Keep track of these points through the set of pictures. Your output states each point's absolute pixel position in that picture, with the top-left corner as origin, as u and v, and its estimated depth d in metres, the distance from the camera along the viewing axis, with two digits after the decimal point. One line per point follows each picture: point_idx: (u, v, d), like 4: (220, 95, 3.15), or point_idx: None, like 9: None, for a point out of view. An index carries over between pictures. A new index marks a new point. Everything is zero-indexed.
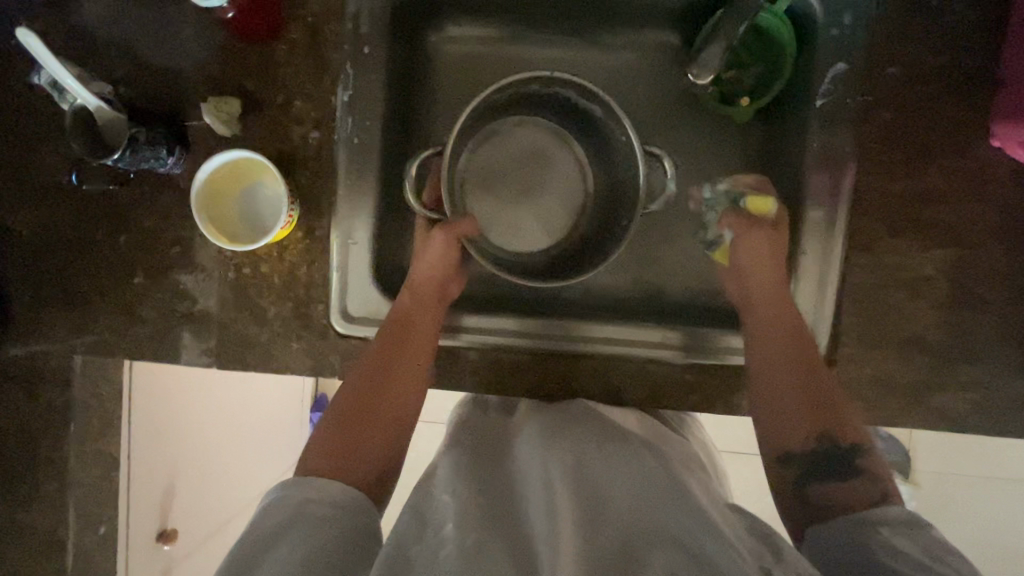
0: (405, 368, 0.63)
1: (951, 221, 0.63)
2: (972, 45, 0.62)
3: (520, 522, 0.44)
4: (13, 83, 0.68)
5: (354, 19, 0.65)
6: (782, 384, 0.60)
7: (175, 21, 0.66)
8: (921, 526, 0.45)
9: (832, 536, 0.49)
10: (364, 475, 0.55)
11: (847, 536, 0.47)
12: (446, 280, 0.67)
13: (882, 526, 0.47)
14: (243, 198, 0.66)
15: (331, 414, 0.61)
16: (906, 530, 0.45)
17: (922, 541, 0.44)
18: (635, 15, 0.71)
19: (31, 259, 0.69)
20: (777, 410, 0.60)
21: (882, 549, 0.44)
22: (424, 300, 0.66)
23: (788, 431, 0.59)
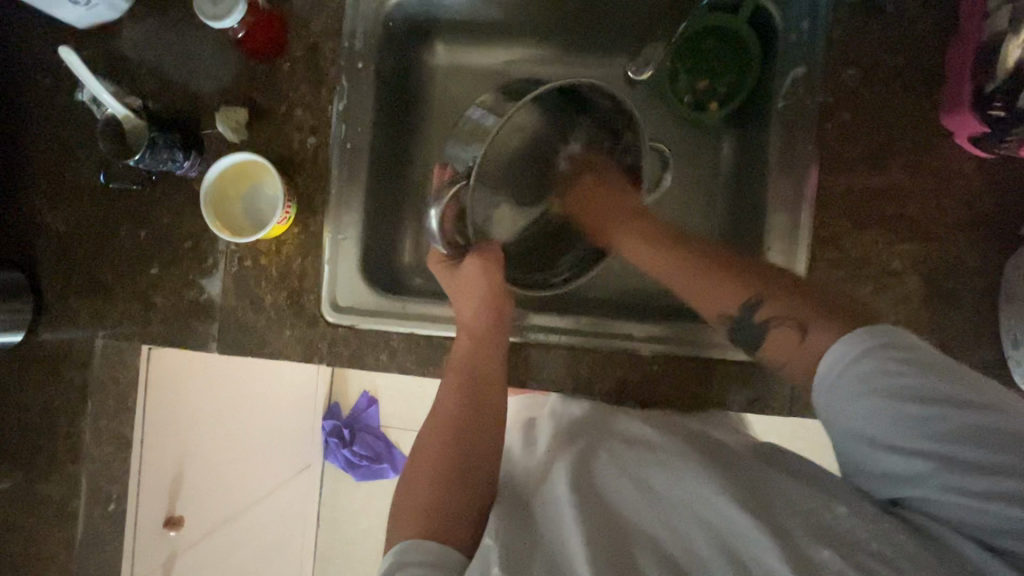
0: (484, 398, 0.63)
1: (917, 215, 0.64)
2: (928, 47, 0.64)
3: (549, 524, 0.50)
4: (59, 98, 0.78)
5: (350, 38, 0.72)
6: (687, 277, 0.63)
7: (197, 44, 0.75)
8: (902, 362, 0.45)
9: (848, 383, 0.47)
10: (461, 523, 0.53)
11: (863, 382, 0.46)
12: (498, 300, 0.68)
13: (866, 381, 0.46)
14: (247, 197, 0.74)
15: (417, 472, 0.59)
16: (888, 380, 0.45)
17: (915, 388, 0.44)
18: (603, 35, 0.77)
19: (64, 250, 0.78)
20: (703, 288, 0.62)
21: (886, 418, 0.45)
22: (482, 337, 0.67)
23: (717, 299, 0.61)
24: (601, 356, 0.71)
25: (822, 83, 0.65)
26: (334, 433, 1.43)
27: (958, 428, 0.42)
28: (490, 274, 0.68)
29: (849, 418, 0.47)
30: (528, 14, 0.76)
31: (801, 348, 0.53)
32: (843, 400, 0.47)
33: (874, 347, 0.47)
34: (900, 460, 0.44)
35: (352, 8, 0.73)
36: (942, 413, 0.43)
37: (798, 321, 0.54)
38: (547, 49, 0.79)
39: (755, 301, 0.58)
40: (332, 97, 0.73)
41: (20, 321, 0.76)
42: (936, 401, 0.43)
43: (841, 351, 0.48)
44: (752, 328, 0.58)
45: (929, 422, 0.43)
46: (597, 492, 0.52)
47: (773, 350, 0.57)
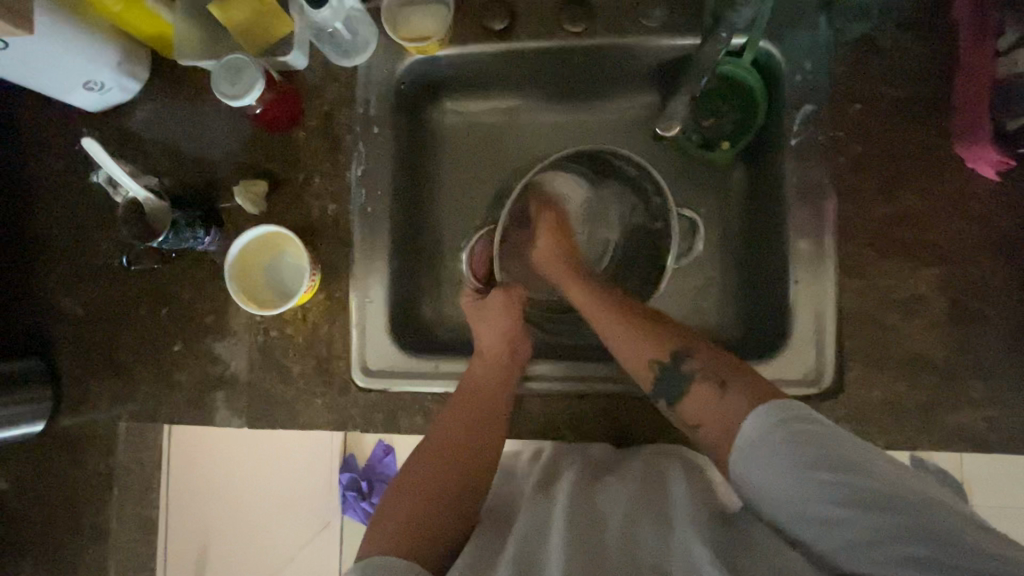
0: (482, 427, 0.64)
1: (938, 239, 0.65)
2: (930, 77, 0.66)
3: (521, 539, 0.53)
4: (72, 182, 0.78)
5: (364, 105, 0.73)
6: (601, 315, 0.64)
7: (210, 118, 0.76)
8: (817, 434, 0.47)
9: (765, 446, 0.48)
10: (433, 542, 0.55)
11: (778, 444, 0.48)
12: (517, 336, 0.70)
13: (778, 449, 0.47)
14: (269, 267, 0.73)
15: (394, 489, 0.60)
16: (802, 445, 0.47)
17: (822, 457, 0.46)
18: (604, 84, 0.77)
19: (83, 333, 0.76)
20: (625, 332, 0.62)
21: (799, 485, 0.46)
22: (495, 369, 0.67)
23: (640, 345, 0.61)
24: (640, 400, 0.69)
25: (830, 119, 0.67)
26: (352, 486, 1.06)
27: (865, 494, 0.44)
28: (510, 311, 0.71)
29: (769, 487, 0.48)
30: (533, 69, 0.75)
31: (721, 399, 0.54)
32: (761, 467, 0.48)
33: (789, 415, 0.49)
34: (817, 526, 0.45)
35: (364, 75, 0.74)
36: (858, 479, 0.44)
37: (718, 377, 0.56)
38: (553, 98, 0.79)
39: (683, 351, 0.59)
40: (349, 163, 0.73)
41: (41, 410, 0.74)
42: (844, 469, 0.45)
43: (755, 422, 0.50)
44: (676, 377, 0.59)
45: (848, 489, 0.44)
46: (585, 507, 0.55)
47: (688, 403, 0.57)
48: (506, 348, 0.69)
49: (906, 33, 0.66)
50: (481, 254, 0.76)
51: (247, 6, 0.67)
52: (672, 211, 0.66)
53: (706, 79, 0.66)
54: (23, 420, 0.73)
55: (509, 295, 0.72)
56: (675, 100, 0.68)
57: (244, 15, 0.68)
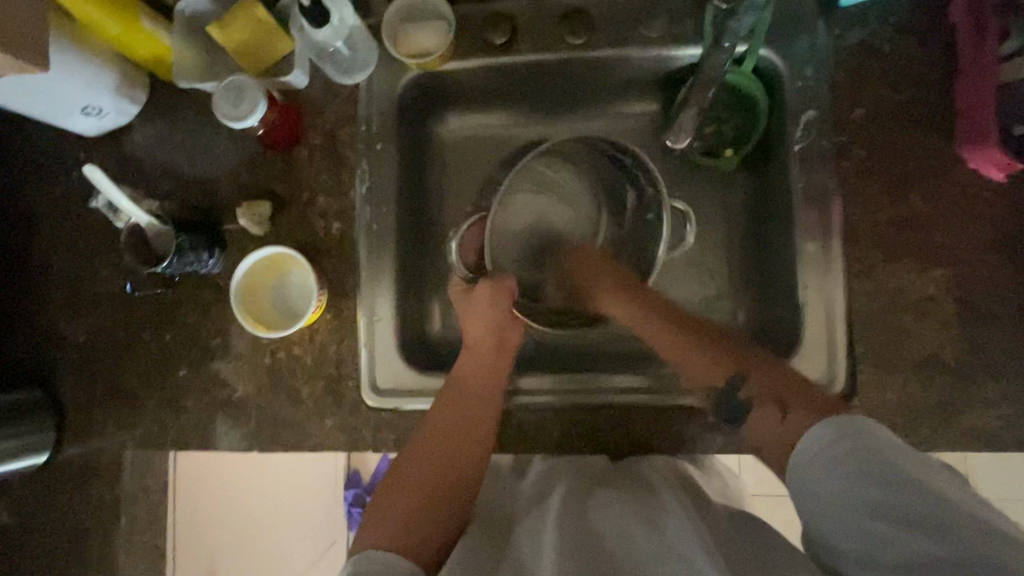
0: (472, 420, 0.64)
1: (945, 240, 0.65)
2: (930, 80, 0.66)
3: (520, 549, 0.56)
4: (72, 207, 0.77)
5: (367, 122, 0.73)
6: (649, 331, 0.68)
7: (211, 140, 0.75)
8: (870, 450, 0.47)
9: (824, 457, 0.50)
10: (425, 540, 0.57)
11: (837, 456, 0.49)
12: (502, 327, 0.69)
13: (829, 466, 0.49)
14: (274, 289, 0.73)
15: (387, 485, 0.61)
16: (859, 461, 0.47)
17: (873, 473, 0.46)
18: (607, 93, 0.77)
19: (86, 361, 0.75)
20: (682, 352, 0.66)
21: (848, 498, 0.47)
22: (485, 360, 0.68)
23: (699, 367, 0.65)
24: (655, 411, 0.67)
25: (832, 124, 0.68)
26: (357, 503, 1.07)
27: (915, 514, 0.44)
28: (497, 301, 0.69)
29: (816, 498, 0.50)
30: (533, 81, 0.75)
31: (780, 425, 0.56)
32: (810, 478, 0.50)
33: (851, 430, 0.49)
34: (861, 540, 0.46)
35: (366, 93, 0.73)
36: (910, 500, 0.44)
37: (779, 402, 0.58)
38: (555, 108, 0.79)
39: (739, 376, 0.62)
40: (353, 181, 0.73)
41: (44, 442, 0.73)
42: (892, 485, 0.45)
43: (814, 435, 0.51)
44: (735, 402, 0.62)
45: (897, 508, 0.45)
46: (581, 511, 0.57)
47: (752, 425, 0.59)
48: (496, 341, 0.69)
49: (904, 37, 0.67)
50: (471, 242, 0.72)
51: (244, 25, 0.67)
52: (665, 208, 0.64)
53: (713, 89, 0.65)
54: (25, 453, 0.71)
55: (497, 285, 0.69)
56: (683, 112, 0.68)
57: (242, 36, 0.67)
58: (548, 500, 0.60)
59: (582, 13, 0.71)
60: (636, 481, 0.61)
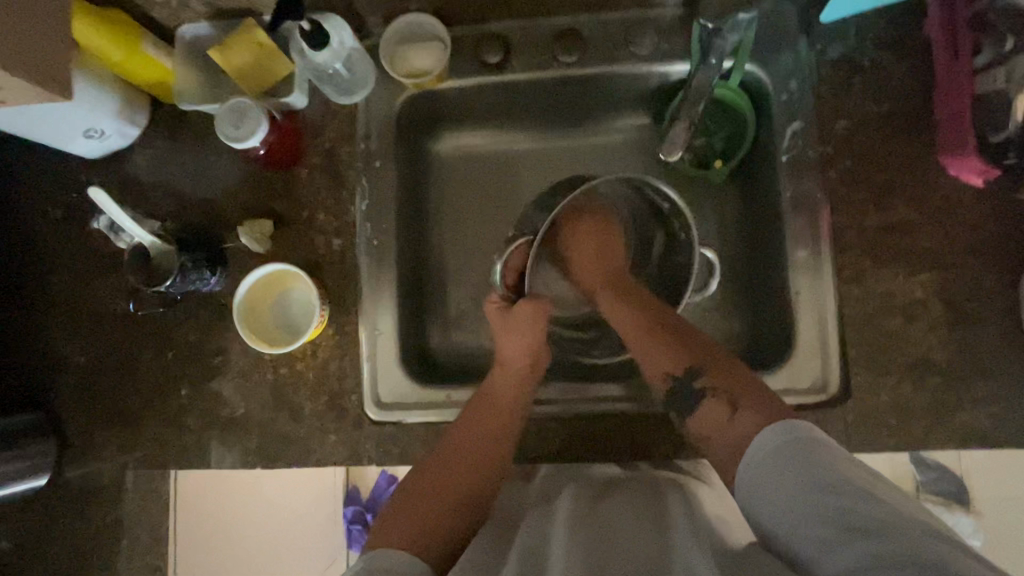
0: (494, 432, 0.65)
1: (930, 244, 0.67)
2: (910, 92, 0.69)
3: (528, 544, 0.55)
4: (73, 229, 0.77)
5: (365, 141, 0.75)
6: (629, 329, 0.66)
7: (212, 161, 0.76)
8: (808, 455, 0.49)
9: (773, 461, 0.50)
10: (438, 547, 0.57)
11: (786, 461, 0.50)
12: (536, 346, 0.70)
13: (779, 471, 0.49)
14: (276, 305, 0.73)
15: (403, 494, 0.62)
16: (810, 467, 0.48)
17: (811, 477, 0.47)
18: (604, 108, 0.79)
19: (87, 382, 0.75)
20: (647, 345, 0.64)
21: (787, 500, 0.48)
22: (514, 376, 0.68)
23: (659, 359, 0.63)
24: (654, 418, 0.69)
25: (818, 136, 0.70)
26: (358, 519, 1.06)
27: (852, 515, 0.44)
28: (536, 323, 0.70)
29: (759, 503, 0.50)
30: (533, 99, 0.77)
31: (730, 419, 0.56)
32: (755, 482, 0.51)
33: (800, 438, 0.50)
34: (802, 545, 0.46)
35: (364, 113, 0.75)
36: (857, 505, 0.45)
37: (729, 398, 0.58)
38: (553, 125, 0.81)
39: (697, 368, 0.61)
40: (353, 199, 0.74)
41: (42, 464, 0.72)
42: (830, 488, 0.46)
43: (759, 442, 0.52)
44: (689, 392, 0.61)
45: (842, 513, 0.45)
46: (589, 515, 0.56)
47: (698, 419, 0.60)
48: (527, 359, 0.69)
49: (883, 51, 0.70)
50: (514, 262, 0.74)
51: (245, 48, 0.69)
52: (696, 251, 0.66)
53: (703, 104, 0.67)
54: (22, 477, 0.71)
55: (538, 307, 0.70)
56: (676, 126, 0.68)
57: (243, 58, 0.70)
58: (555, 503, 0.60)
59: (574, 32, 0.73)
60: (640, 485, 0.61)
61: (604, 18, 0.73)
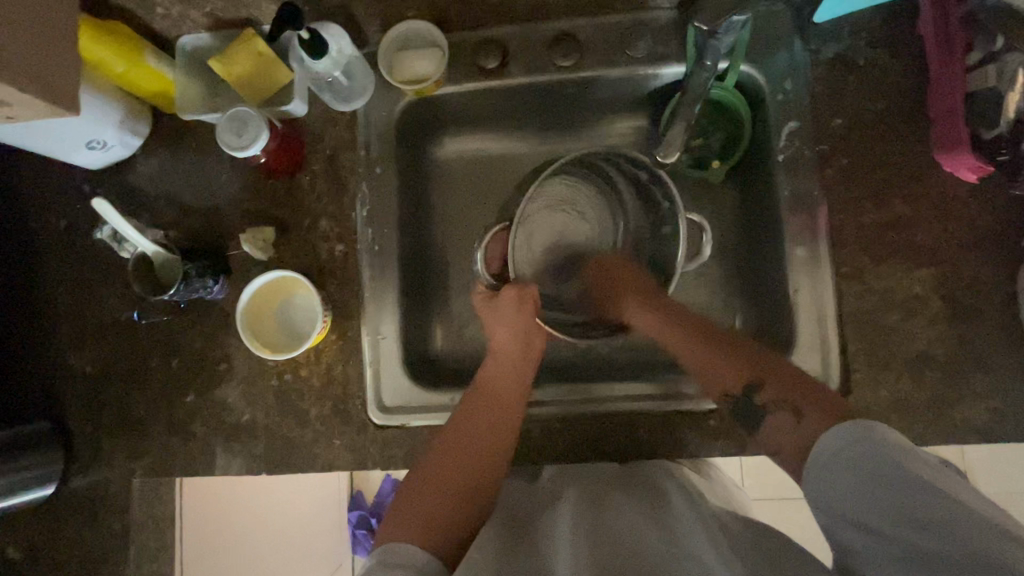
0: (494, 420, 0.65)
1: (927, 241, 0.68)
2: (904, 90, 0.70)
3: (536, 548, 0.56)
4: (77, 239, 0.78)
5: (366, 147, 0.75)
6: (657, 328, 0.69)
7: (214, 169, 0.77)
8: (874, 450, 0.46)
9: (833, 455, 0.49)
10: (443, 537, 0.56)
11: (844, 457, 0.48)
12: (529, 331, 0.71)
13: (842, 469, 0.48)
14: (280, 311, 0.74)
15: (411, 487, 0.61)
16: (866, 463, 0.46)
17: (875, 471, 0.45)
18: (601, 110, 0.80)
19: (93, 391, 0.76)
20: (707, 360, 0.64)
21: (848, 493, 0.47)
22: (507, 360, 0.70)
23: (720, 375, 0.63)
24: (656, 417, 0.69)
25: (814, 135, 0.71)
26: (361, 523, 1.17)
27: (918, 512, 0.43)
28: (524, 307, 0.71)
29: (819, 494, 0.49)
30: (529, 103, 0.78)
31: (796, 428, 0.54)
32: (816, 474, 0.50)
33: (864, 431, 0.48)
34: (862, 536, 0.46)
35: (364, 119, 0.76)
36: (916, 500, 0.43)
37: (792, 407, 0.56)
38: (550, 127, 0.82)
39: (757, 381, 0.60)
40: (354, 205, 0.75)
41: (51, 472, 0.73)
42: (897, 482, 0.44)
43: (826, 438, 0.50)
44: (749, 407, 0.60)
45: (899, 509, 0.43)
46: (594, 516, 0.57)
47: (767, 432, 0.57)
48: (519, 344, 0.71)
49: (877, 50, 0.71)
50: (494, 252, 0.77)
51: (246, 58, 0.70)
52: (682, 216, 0.68)
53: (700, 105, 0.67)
54: (32, 484, 0.71)
55: (521, 291, 0.71)
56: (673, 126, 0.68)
57: (243, 67, 0.71)
58: (558, 503, 0.61)
59: (570, 36, 0.74)
60: (649, 485, 0.61)
61: (600, 22, 0.74)
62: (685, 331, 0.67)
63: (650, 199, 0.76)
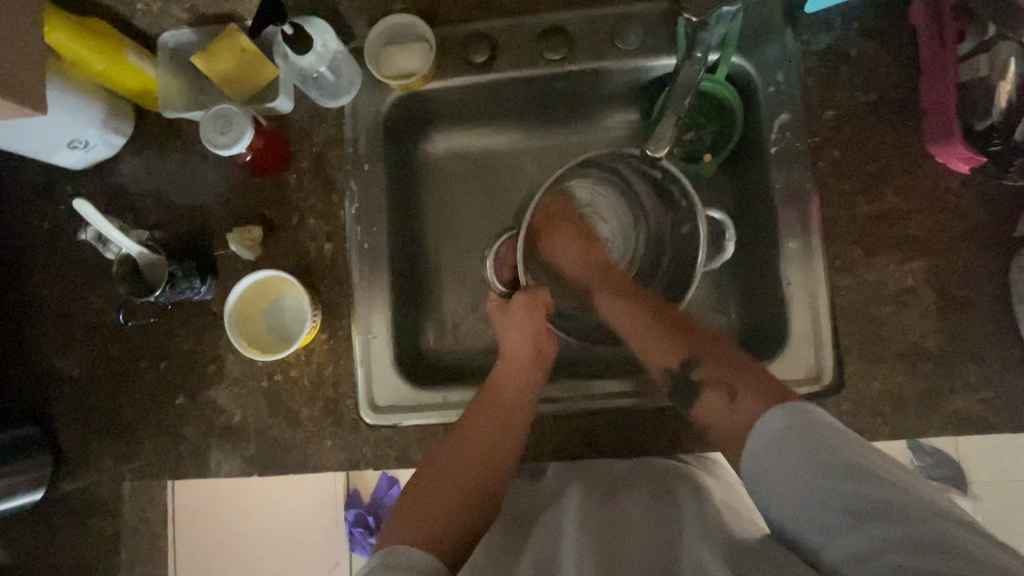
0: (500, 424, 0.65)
1: (920, 232, 0.67)
2: (896, 80, 0.69)
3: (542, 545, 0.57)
4: (62, 240, 0.77)
5: (353, 144, 0.74)
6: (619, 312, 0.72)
7: (199, 168, 0.76)
8: (814, 433, 0.50)
9: (782, 441, 0.52)
10: (448, 538, 0.58)
11: (798, 443, 0.50)
12: (539, 336, 0.71)
13: (785, 454, 0.51)
14: (269, 311, 0.73)
15: (414, 488, 0.63)
16: (822, 451, 0.49)
17: (824, 464, 0.49)
18: (592, 105, 0.79)
19: (81, 394, 0.75)
20: (647, 341, 0.67)
21: (803, 484, 0.49)
22: (518, 365, 0.69)
23: (660, 353, 0.66)
24: (649, 413, 0.68)
25: (806, 127, 0.70)
26: (359, 522, 1.16)
27: (867, 501, 0.46)
28: (534, 312, 0.71)
29: (771, 489, 0.51)
30: (520, 98, 0.77)
31: (728, 407, 0.59)
32: (765, 468, 0.52)
33: (802, 417, 0.52)
34: (816, 528, 0.49)
35: (351, 115, 0.75)
36: (872, 489, 0.47)
37: (727, 386, 0.60)
38: (542, 122, 0.81)
39: (694, 360, 0.64)
40: (343, 202, 0.74)
41: (39, 478, 0.72)
42: (846, 474, 0.48)
43: (763, 429, 0.53)
44: (689, 383, 0.64)
45: (853, 497, 0.47)
46: (598, 512, 0.59)
47: (701, 410, 0.62)
48: (532, 349, 0.70)
49: (868, 41, 0.70)
50: (505, 258, 0.76)
51: (230, 55, 0.69)
52: (701, 215, 0.66)
53: (690, 99, 0.66)
54: (21, 490, 0.70)
55: (532, 295, 0.71)
56: (663, 120, 0.66)
57: (226, 64, 0.70)
58: (562, 500, 0.62)
59: (561, 30, 0.73)
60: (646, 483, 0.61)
61: (590, 14, 0.73)
62: (646, 318, 0.69)
63: (665, 198, 0.74)
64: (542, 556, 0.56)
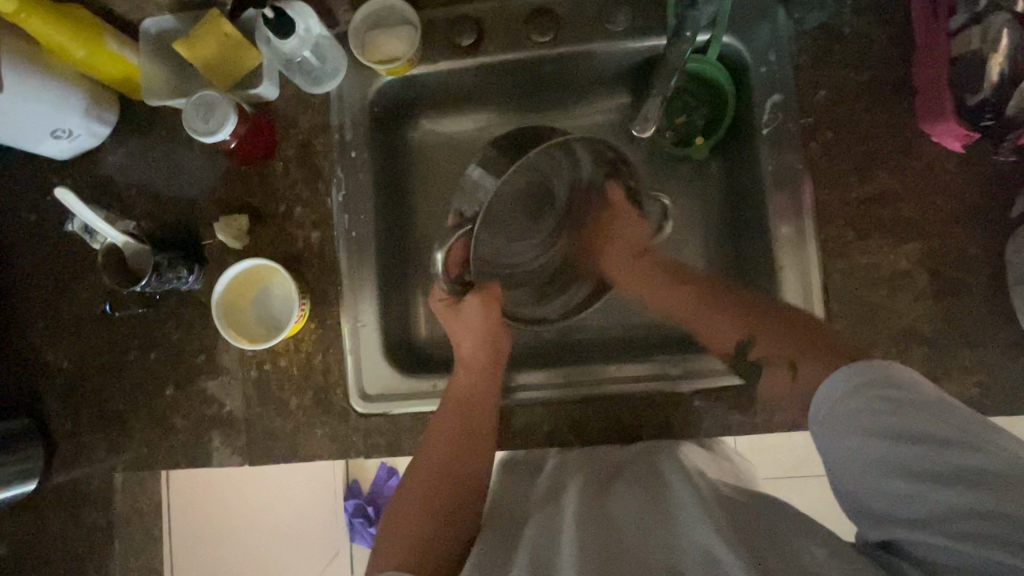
0: (473, 432, 0.66)
1: (914, 213, 0.66)
2: (890, 59, 0.68)
3: (535, 546, 0.52)
4: (48, 232, 0.76)
5: (340, 130, 0.73)
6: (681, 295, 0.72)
7: (185, 157, 0.75)
8: (874, 399, 0.49)
9: (843, 407, 0.51)
10: (444, 556, 0.59)
11: (858, 408, 0.50)
12: (494, 337, 0.72)
13: (848, 421, 0.50)
14: (257, 301, 0.72)
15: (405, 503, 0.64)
16: (880, 416, 0.48)
17: (887, 426, 0.48)
18: (587, 89, 0.78)
19: (69, 386, 0.75)
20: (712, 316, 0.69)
21: (863, 450, 0.49)
22: (479, 370, 0.70)
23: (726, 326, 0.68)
24: (636, 397, 0.68)
25: (798, 108, 0.69)
26: (358, 512, 1.16)
27: (935, 466, 0.45)
28: (488, 313, 0.72)
29: (832, 447, 0.52)
30: (509, 82, 0.76)
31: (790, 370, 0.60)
32: (826, 431, 0.52)
33: (865, 383, 0.51)
34: (868, 487, 0.49)
35: (337, 101, 0.74)
36: (936, 455, 0.45)
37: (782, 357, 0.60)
38: (534, 106, 0.80)
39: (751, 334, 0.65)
40: (330, 190, 0.73)
41: (31, 470, 0.72)
42: (917, 434, 0.46)
43: (830, 387, 0.53)
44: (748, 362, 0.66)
45: (915, 462, 0.46)
46: (598, 508, 0.54)
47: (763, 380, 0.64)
48: (488, 352, 0.72)
49: (862, 19, 0.69)
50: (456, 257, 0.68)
51: (212, 41, 0.68)
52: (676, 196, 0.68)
53: (677, 77, 0.65)
54: (15, 480, 0.71)
55: (486, 299, 0.72)
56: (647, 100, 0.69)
57: (208, 51, 0.69)
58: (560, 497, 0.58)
59: (549, 11, 0.71)
60: (643, 471, 0.59)
61: None
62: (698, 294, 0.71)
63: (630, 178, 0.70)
64: (538, 555, 0.51)
